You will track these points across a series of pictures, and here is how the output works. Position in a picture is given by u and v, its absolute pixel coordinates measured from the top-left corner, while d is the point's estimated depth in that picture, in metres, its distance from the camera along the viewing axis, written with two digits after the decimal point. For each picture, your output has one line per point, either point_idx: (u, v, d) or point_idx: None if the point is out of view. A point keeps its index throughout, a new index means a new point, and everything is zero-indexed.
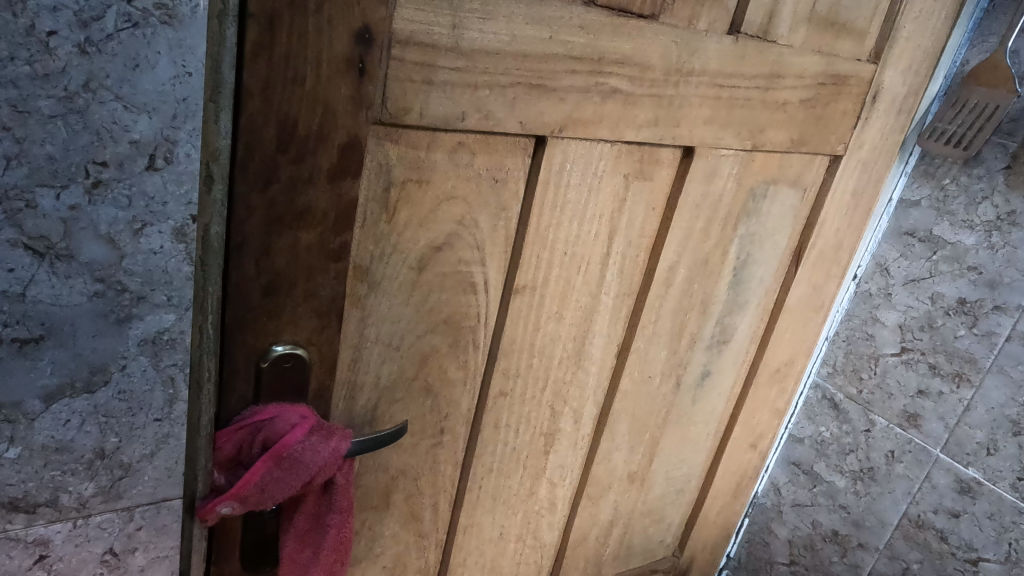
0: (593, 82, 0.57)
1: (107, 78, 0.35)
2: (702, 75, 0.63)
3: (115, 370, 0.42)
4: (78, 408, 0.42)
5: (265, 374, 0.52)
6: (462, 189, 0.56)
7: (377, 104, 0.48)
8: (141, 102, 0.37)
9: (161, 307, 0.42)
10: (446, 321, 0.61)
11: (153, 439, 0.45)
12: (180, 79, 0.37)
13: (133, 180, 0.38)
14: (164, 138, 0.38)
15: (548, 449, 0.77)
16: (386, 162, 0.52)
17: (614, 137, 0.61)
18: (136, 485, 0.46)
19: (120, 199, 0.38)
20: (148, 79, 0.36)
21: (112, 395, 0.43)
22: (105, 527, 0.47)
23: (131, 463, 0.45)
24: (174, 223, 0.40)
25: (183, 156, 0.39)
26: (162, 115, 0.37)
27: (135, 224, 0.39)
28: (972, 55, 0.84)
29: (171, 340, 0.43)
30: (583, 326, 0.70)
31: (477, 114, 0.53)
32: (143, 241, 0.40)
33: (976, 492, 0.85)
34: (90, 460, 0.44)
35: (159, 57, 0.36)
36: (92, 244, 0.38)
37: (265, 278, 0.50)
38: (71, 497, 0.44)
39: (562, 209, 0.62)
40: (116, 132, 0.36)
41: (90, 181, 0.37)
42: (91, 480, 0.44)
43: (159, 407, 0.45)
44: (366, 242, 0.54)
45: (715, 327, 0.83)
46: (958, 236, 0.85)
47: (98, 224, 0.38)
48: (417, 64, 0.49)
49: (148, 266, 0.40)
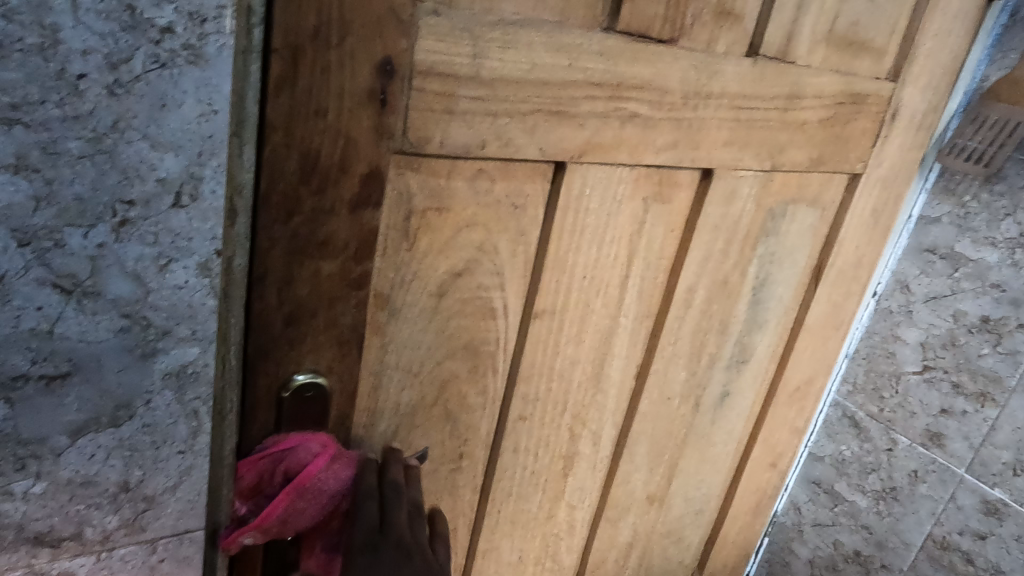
0: (612, 107, 0.57)
1: (135, 118, 0.35)
2: (720, 97, 0.62)
3: (140, 405, 0.42)
4: (103, 442, 0.42)
5: (287, 404, 0.52)
6: (482, 215, 0.56)
7: (399, 134, 0.48)
8: (168, 140, 0.37)
9: (185, 341, 0.42)
10: (465, 346, 0.61)
11: (176, 472, 0.45)
12: (206, 117, 0.37)
13: (160, 217, 0.38)
14: (190, 175, 0.38)
15: (567, 471, 0.76)
16: (407, 190, 0.52)
17: (633, 161, 0.60)
18: (160, 518, 0.46)
19: (147, 236, 0.38)
20: (175, 117, 0.36)
21: (136, 429, 0.43)
22: (128, 559, 0.47)
23: (154, 497, 0.45)
24: (198, 258, 0.40)
25: (208, 192, 0.39)
26: (188, 153, 0.38)
27: (161, 259, 0.39)
28: (991, 71, 0.83)
29: (195, 373, 0.43)
30: (602, 349, 0.70)
31: (497, 142, 0.53)
32: (168, 277, 0.40)
33: (1002, 513, 0.83)
34: (115, 493, 0.44)
35: (186, 96, 0.36)
36: (118, 281, 0.38)
37: (287, 308, 0.50)
38: (95, 530, 0.44)
39: (581, 233, 0.61)
40: (143, 170, 0.37)
41: (117, 220, 0.37)
42: (115, 512, 0.44)
43: (183, 440, 0.45)
44: (386, 271, 0.54)
45: (734, 346, 0.82)
46: (981, 253, 0.84)
47: (125, 261, 0.38)
48: (439, 94, 0.49)
49: (173, 301, 0.41)
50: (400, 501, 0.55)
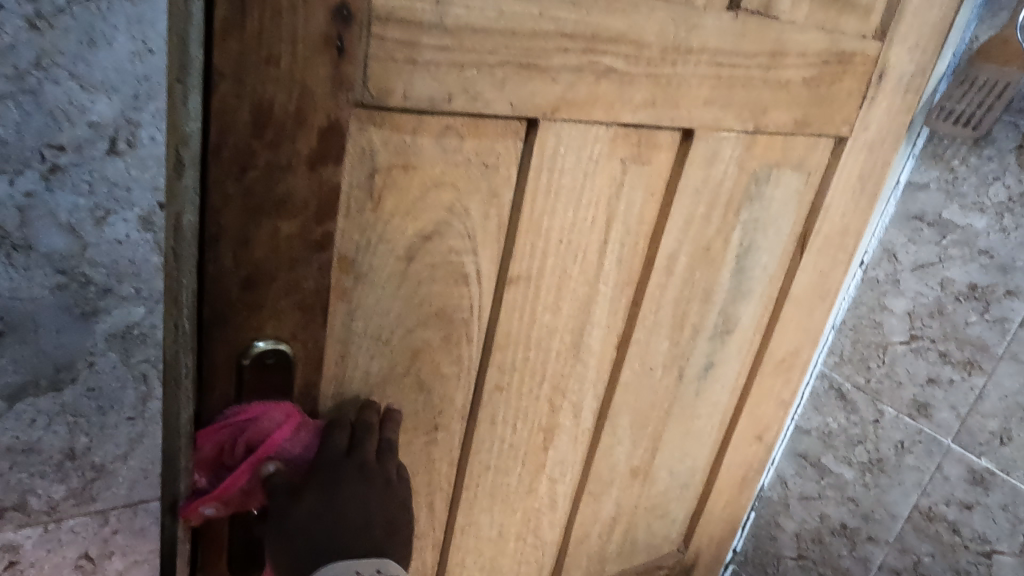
0: (587, 60, 0.54)
1: (61, 56, 0.34)
2: (700, 53, 0.60)
3: (83, 367, 0.41)
4: (44, 408, 0.40)
5: (247, 372, 0.50)
6: (451, 175, 0.54)
7: (358, 85, 0.46)
8: (98, 81, 0.35)
9: (129, 300, 0.40)
10: (437, 313, 0.59)
11: (126, 440, 0.44)
12: (140, 56, 0.36)
13: (94, 164, 0.37)
14: (126, 121, 0.36)
15: (547, 444, 0.75)
16: (370, 146, 0.49)
17: (610, 119, 0.58)
18: (111, 488, 0.45)
19: (81, 185, 0.37)
20: (105, 55, 0.35)
21: (80, 393, 0.41)
22: (79, 530, 0.45)
23: (104, 465, 0.44)
24: (140, 211, 0.39)
25: (147, 139, 0.37)
26: (123, 95, 0.36)
27: (98, 211, 0.38)
28: (981, 32, 0.81)
29: (142, 335, 0.41)
30: (581, 317, 0.68)
31: (465, 96, 0.50)
32: (107, 230, 0.38)
33: (989, 483, 0.82)
34: (60, 462, 0.42)
35: (117, 32, 0.34)
36: (51, 233, 0.37)
37: (244, 271, 0.47)
38: (40, 500, 0.43)
39: (556, 195, 0.59)
40: (72, 113, 0.35)
41: (46, 166, 0.35)
42: (61, 482, 0.43)
43: (132, 406, 0.43)
44: (350, 232, 0.51)
45: (718, 316, 0.81)
46: (969, 219, 0.82)
47: (58, 212, 0.37)
48: (400, 42, 0.46)
49: (114, 257, 0.39)
50: (370, 435, 0.55)
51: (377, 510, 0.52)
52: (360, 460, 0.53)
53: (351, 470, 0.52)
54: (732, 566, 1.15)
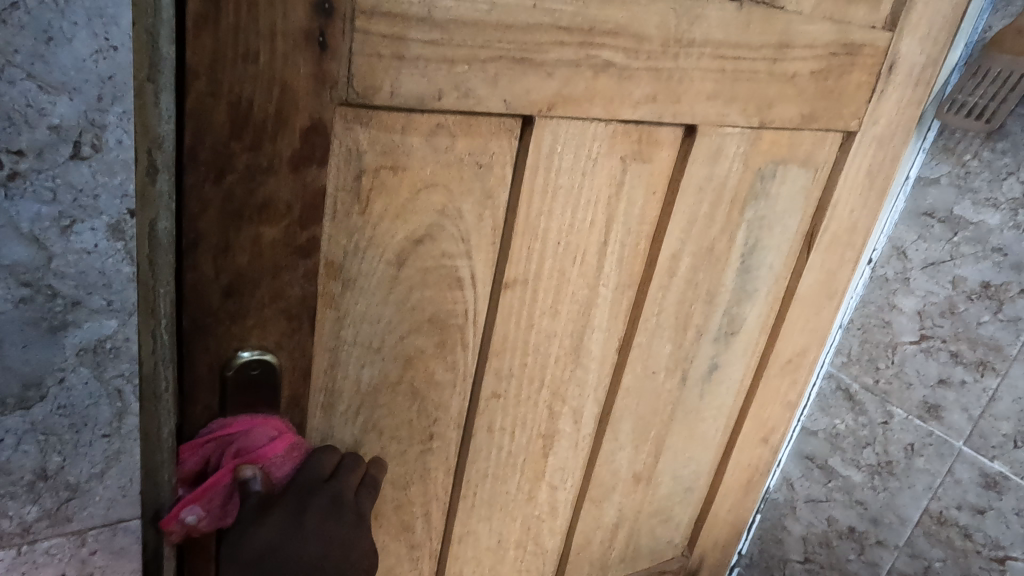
0: (584, 54, 0.52)
1: (15, 55, 0.31)
2: (702, 46, 0.57)
3: (52, 383, 0.38)
4: (12, 427, 0.38)
5: (230, 383, 0.48)
6: (443, 175, 0.51)
7: (343, 83, 0.44)
8: (59, 81, 0.32)
9: (100, 313, 0.38)
10: (430, 319, 0.57)
11: (102, 457, 0.41)
12: (103, 54, 0.33)
13: (57, 170, 0.34)
14: (90, 122, 0.34)
15: (547, 451, 0.73)
16: (356, 147, 0.47)
17: (609, 116, 0.55)
18: (87, 507, 0.42)
19: (43, 192, 0.34)
20: (65, 53, 0.32)
21: (50, 411, 0.38)
22: (54, 553, 0.43)
23: (78, 484, 0.41)
24: (108, 219, 0.36)
25: (114, 142, 0.35)
26: (85, 95, 0.33)
27: (63, 220, 0.35)
28: (994, 21, 0.77)
29: (115, 348, 0.39)
30: (581, 320, 0.66)
31: (456, 92, 0.48)
32: (73, 239, 0.36)
33: (1002, 487, 0.80)
34: (32, 482, 0.40)
35: (77, 28, 0.32)
36: (12, 244, 0.34)
37: (225, 278, 0.45)
38: (12, 522, 0.40)
39: (554, 195, 0.57)
40: (31, 116, 0.32)
41: (5, 173, 0.33)
42: (34, 502, 0.40)
43: (107, 423, 0.40)
44: (337, 237, 0.49)
45: (723, 317, 0.78)
46: (981, 215, 0.79)
47: (19, 222, 0.34)
48: (386, 37, 0.43)
49: (82, 268, 0.36)
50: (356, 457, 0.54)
51: (338, 549, 0.50)
52: (336, 491, 0.51)
53: (323, 501, 0.50)
54: (737, 569, 1.13)
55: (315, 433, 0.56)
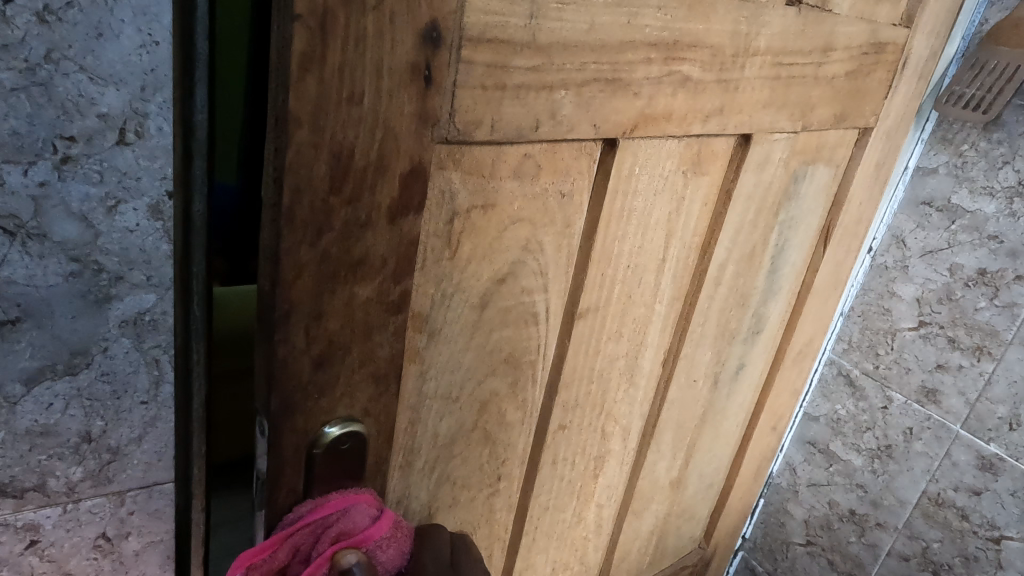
0: (666, 71, 0.48)
1: (70, 49, 0.41)
2: (765, 53, 0.55)
3: (97, 352, 0.48)
4: (61, 392, 0.48)
5: (320, 462, 0.42)
6: (529, 209, 0.47)
7: (445, 119, 0.38)
8: (106, 73, 0.42)
9: (140, 287, 0.48)
10: (507, 360, 0.52)
11: (140, 423, 0.52)
12: (146, 48, 0.43)
13: (104, 154, 0.44)
14: (133, 111, 0.44)
15: (598, 472, 0.70)
16: (449, 187, 0.42)
17: (682, 132, 0.53)
18: (125, 470, 0.53)
19: (91, 174, 0.44)
20: (113, 49, 0.42)
21: (95, 378, 0.49)
22: (95, 511, 0.53)
23: (119, 448, 0.52)
24: (149, 200, 0.46)
25: (154, 129, 0.45)
26: (129, 86, 0.43)
27: (109, 200, 0.45)
28: (991, 15, 0.80)
29: (152, 321, 0.49)
30: (638, 340, 0.63)
31: (551, 121, 0.43)
32: (119, 217, 0.46)
33: (997, 468, 0.84)
34: (78, 444, 0.50)
35: (124, 25, 0.42)
36: (65, 221, 0.44)
37: (316, 348, 0.39)
38: (59, 482, 0.50)
39: (628, 218, 0.53)
40: (82, 105, 0.42)
41: (58, 157, 0.42)
42: (79, 464, 0.50)
43: (145, 389, 0.51)
44: (426, 287, 0.44)
45: (753, 318, 0.78)
46: (978, 204, 0.82)
47: (70, 202, 0.44)
48: (489, 66, 0.39)
49: (125, 245, 0.47)
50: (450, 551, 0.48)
51: None
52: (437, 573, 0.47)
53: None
54: (741, 552, 1.16)
55: (392, 496, 0.51)
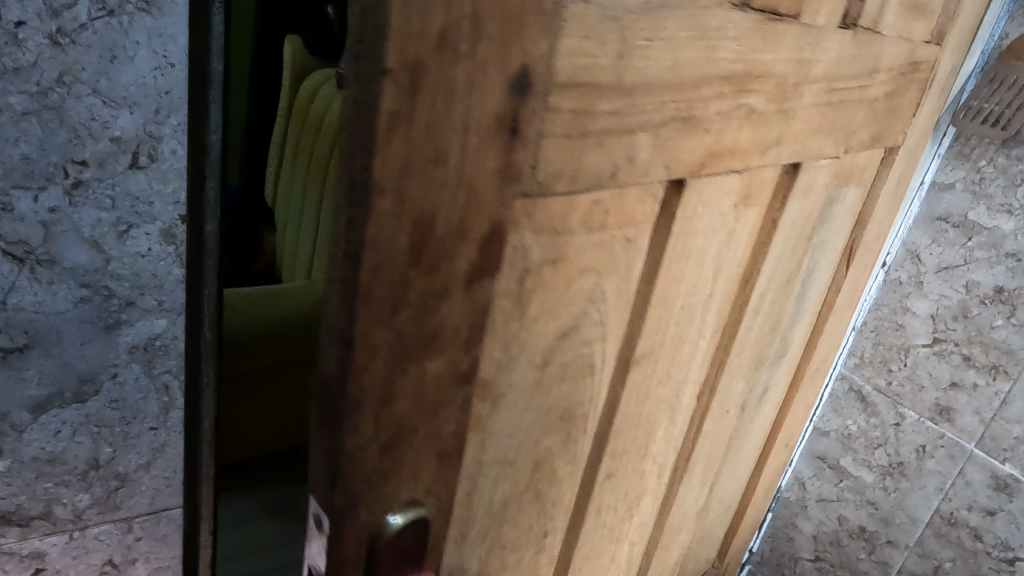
0: (735, 104, 0.45)
1: (84, 71, 0.54)
2: (821, 80, 0.53)
3: (106, 378, 0.66)
4: (68, 419, 0.65)
5: (383, 556, 0.38)
6: (596, 259, 0.43)
7: (527, 174, 0.34)
8: (119, 95, 0.56)
9: (149, 313, 0.65)
10: (562, 416, 0.48)
11: (148, 450, 0.71)
12: (160, 71, 0.57)
13: (116, 180, 0.59)
14: (147, 134, 0.59)
15: (634, 513, 0.67)
16: (522, 245, 0.37)
17: (743, 167, 0.50)
18: (133, 496, 0.72)
19: (104, 202, 0.60)
20: (126, 72, 0.56)
21: (105, 404, 0.66)
22: (104, 539, 0.72)
23: (127, 476, 0.71)
24: (162, 226, 0.63)
25: (167, 152, 0.60)
26: (141, 108, 0.58)
27: (122, 226, 0.61)
28: (1011, 29, 0.80)
29: (161, 345, 0.67)
30: (682, 379, 0.60)
31: (626, 166, 0.39)
32: (132, 242, 0.62)
33: (1013, 489, 0.84)
34: (88, 470, 0.68)
35: (139, 49, 0.56)
36: (78, 249, 0.60)
37: (385, 433, 0.35)
38: (69, 510, 0.69)
39: (686, 258, 0.50)
40: (96, 128, 0.57)
41: (70, 182, 0.57)
42: (89, 490, 0.69)
43: (155, 416, 0.70)
44: (493, 352, 0.39)
45: (781, 342, 0.76)
46: (996, 221, 0.81)
47: (82, 228, 0.59)
48: (575, 113, 0.34)
49: (137, 271, 0.63)
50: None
51: None
52: None
53: None
54: (749, 566, 1.15)
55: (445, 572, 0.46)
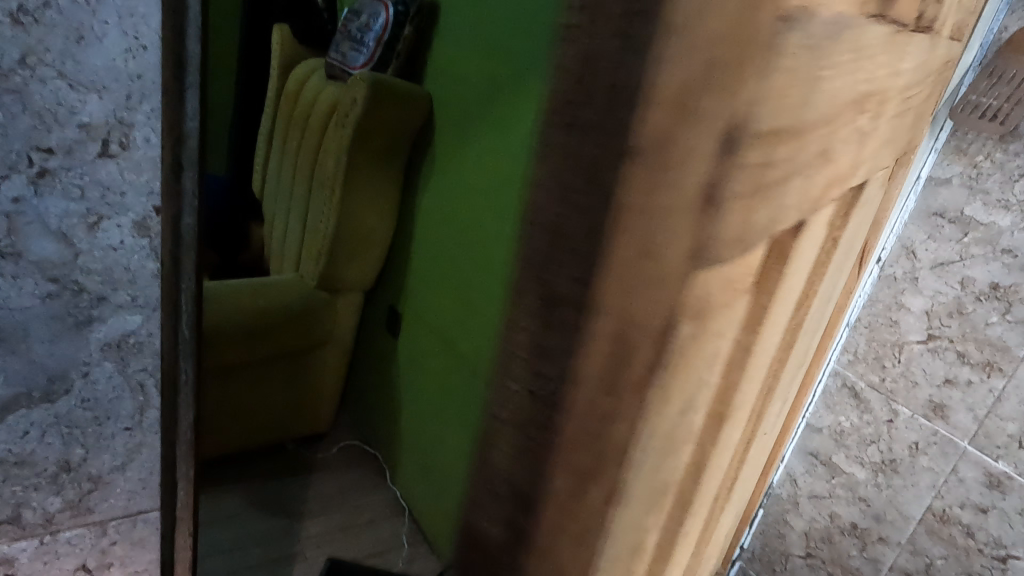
0: (846, 123, 0.39)
1: (47, 52, 0.34)
2: (900, 91, 0.47)
3: (76, 377, 0.42)
4: (38, 419, 0.42)
5: None
6: (708, 322, 0.37)
7: (660, 222, 0.28)
8: (87, 80, 0.36)
9: (124, 307, 0.42)
10: (646, 492, 0.42)
11: (123, 450, 0.46)
12: (133, 53, 0.36)
13: (85, 167, 0.38)
14: (118, 121, 0.37)
15: (673, 557, 0.62)
16: (641, 308, 0.30)
17: (831, 191, 0.45)
18: (108, 499, 0.47)
19: (71, 189, 0.38)
20: (95, 53, 0.35)
21: (74, 403, 0.43)
22: (75, 542, 0.47)
23: (100, 475, 0.46)
24: (134, 216, 0.40)
25: (141, 140, 0.38)
26: (113, 95, 0.36)
27: (90, 217, 0.39)
28: (1011, 22, 0.79)
29: (138, 343, 0.43)
30: (735, 418, 0.55)
31: (759, 205, 0.34)
32: (100, 235, 0.39)
33: (1006, 486, 0.85)
34: (55, 474, 0.44)
35: (106, 28, 0.35)
36: (41, 239, 0.38)
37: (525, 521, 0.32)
38: (36, 513, 0.45)
39: (767, 295, 0.44)
40: (62, 115, 0.36)
41: (34, 170, 0.36)
42: (57, 494, 0.45)
43: (129, 415, 0.45)
44: (610, 428, 0.33)
45: (808, 356, 0.72)
46: (992, 217, 0.83)
47: (46, 218, 0.38)
48: (713, 153, 0.28)
49: (107, 263, 0.40)
50: None
51: None
52: None
53: None
54: (738, 563, 1.16)
55: None
